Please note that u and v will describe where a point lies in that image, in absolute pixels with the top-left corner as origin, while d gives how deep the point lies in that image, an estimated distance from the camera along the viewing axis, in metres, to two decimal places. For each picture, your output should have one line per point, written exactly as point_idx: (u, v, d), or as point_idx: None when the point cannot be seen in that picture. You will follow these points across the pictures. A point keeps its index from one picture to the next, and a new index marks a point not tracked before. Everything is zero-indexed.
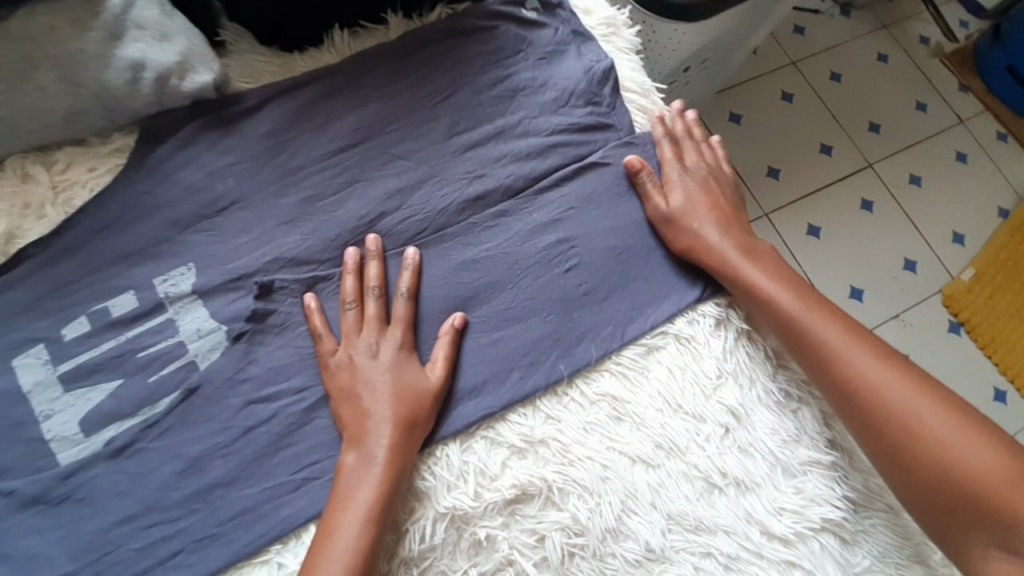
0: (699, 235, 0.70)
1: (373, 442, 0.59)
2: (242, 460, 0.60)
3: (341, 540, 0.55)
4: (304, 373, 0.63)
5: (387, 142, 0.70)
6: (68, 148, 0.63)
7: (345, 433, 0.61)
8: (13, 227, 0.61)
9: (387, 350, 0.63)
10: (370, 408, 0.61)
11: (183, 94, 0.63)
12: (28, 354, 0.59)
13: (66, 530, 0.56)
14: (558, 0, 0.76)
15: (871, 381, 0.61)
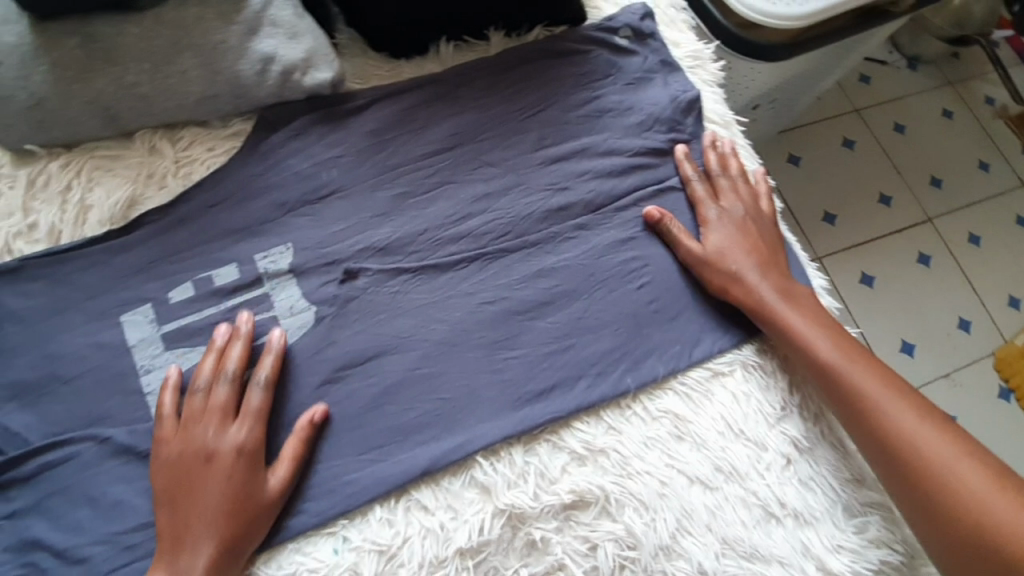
0: (769, 246, 0.73)
1: (190, 561, 0.54)
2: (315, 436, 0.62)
3: None
4: (379, 358, 0.65)
5: (479, 148, 0.73)
6: (192, 128, 0.68)
7: (162, 542, 0.55)
8: (137, 195, 0.66)
9: (210, 434, 0.58)
10: (207, 512, 0.56)
11: (303, 88, 0.68)
12: (137, 311, 0.63)
13: (149, 481, 0.58)
14: (650, 31, 0.79)
15: (914, 425, 0.62)
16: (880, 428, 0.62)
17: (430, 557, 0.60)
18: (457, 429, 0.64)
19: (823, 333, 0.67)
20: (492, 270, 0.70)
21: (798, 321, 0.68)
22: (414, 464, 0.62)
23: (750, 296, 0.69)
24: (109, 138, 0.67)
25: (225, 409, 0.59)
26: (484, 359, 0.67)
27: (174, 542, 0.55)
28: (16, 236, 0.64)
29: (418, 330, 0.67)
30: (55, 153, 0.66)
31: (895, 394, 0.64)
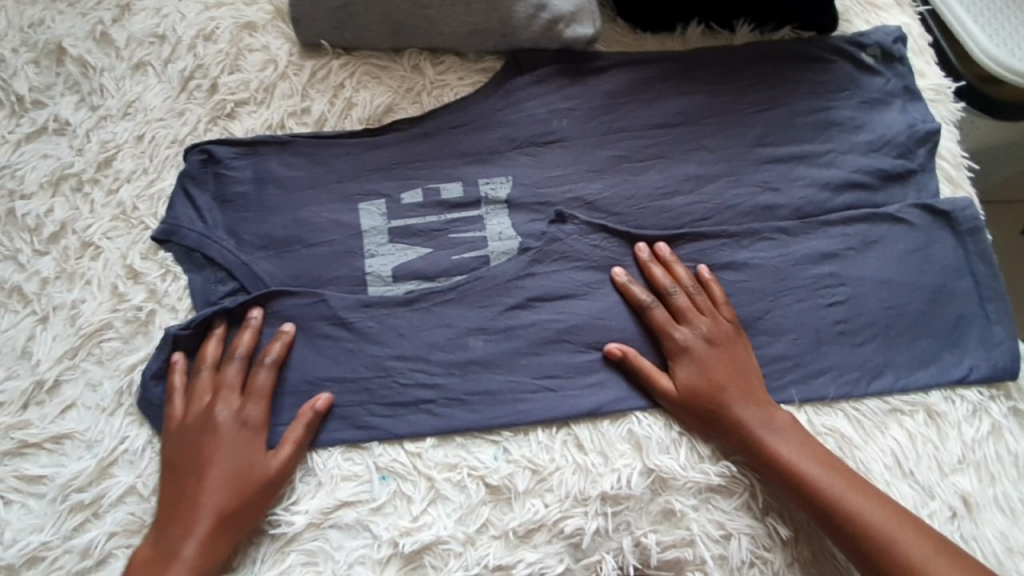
0: (744, 367, 0.66)
1: (182, 530, 0.57)
2: (495, 352, 0.66)
3: None
4: (568, 300, 0.69)
5: (700, 132, 0.75)
6: (451, 57, 0.76)
7: (161, 516, 0.59)
8: (394, 104, 0.74)
9: (211, 415, 0.61)
10: (208, 510, 0.58)
11: (561, 39, 0.73)
12: (373, 203, 0.71)
13: (352, 346, 0.65)
14: (900, 54, 0.78)
15: (892, 526, 0.59)
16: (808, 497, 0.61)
17: (575, 491, 0.63)
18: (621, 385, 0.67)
19: (836, 476, 0.61)
20: (685, 247, 0.72)
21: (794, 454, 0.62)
22: (579, 404, 0.65)
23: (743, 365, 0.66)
24: (383, 50, 0.75)
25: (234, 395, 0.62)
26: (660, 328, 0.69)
27: (169, 528, 0.58)
28: (291, 116, 0.74)
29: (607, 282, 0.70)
30: (336, 53, 0.75)
31: (804, 448, 0.63)
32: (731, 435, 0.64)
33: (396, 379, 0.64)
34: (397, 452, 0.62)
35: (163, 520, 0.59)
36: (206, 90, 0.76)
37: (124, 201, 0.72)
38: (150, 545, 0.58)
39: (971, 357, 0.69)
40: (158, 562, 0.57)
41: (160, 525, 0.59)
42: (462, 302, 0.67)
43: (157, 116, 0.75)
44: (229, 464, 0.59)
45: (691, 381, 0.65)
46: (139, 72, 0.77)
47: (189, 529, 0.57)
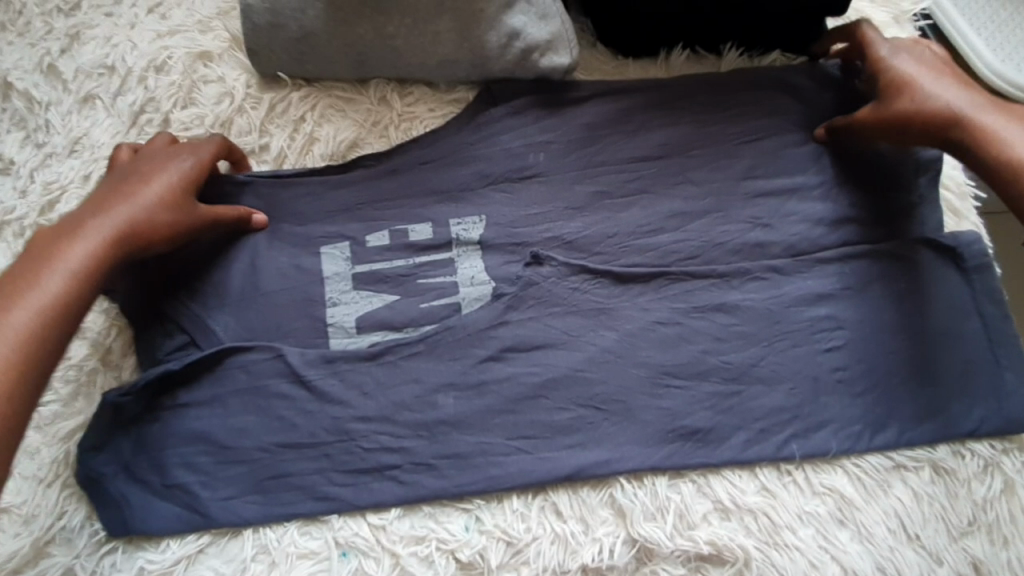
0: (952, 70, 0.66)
1: (30, 282, 0.53)
2: (466, 411, 0.61)
3: None
4: (546, 351, 0.64)
5: (687, 165, 0.70)
6: (421, 87, 0.71)
7: (40, 295, 0.52)
8: (360, 139, 0.69)
9: (118, 204, 0.58)
10: (86, 251, 0.55)
11: (537, 69, 0.69)
12: (335, 246, 0.66)
13: (309, 407, 0.60)
14: None
15: None
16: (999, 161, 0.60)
17: (554, 564, 0.58)
18: (604, 443, 0.62)
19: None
20: (673, 290, 0.66)
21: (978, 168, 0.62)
22: (558, 467, 0.60)
23: (1002, 150, 0.60)
24: (347, 81, 0.70)
25: (170, 177, 0.60)
26: (647, 380, 0.64)
27: (11, 282, 0.53)
28: (248, 152, 0.69)
29: (588, 330, 0.65)
30: (297, 85, 0.70)
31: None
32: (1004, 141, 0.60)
33: (357, 443, 0.59)
34: (358, 525, 0.57)
35: (33, 269, 0.54)
36: (158, 125, 0.71)
37: None
38: (16, 267, 0.54)
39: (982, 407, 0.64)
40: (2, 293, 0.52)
41: (40, 256, 0.55)
42: (431, 356, 0.62)
43: (106, 154, 0.70)
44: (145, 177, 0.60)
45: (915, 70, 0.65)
46: (87, 105, 0.72)
47: (29, 298, 0.52)
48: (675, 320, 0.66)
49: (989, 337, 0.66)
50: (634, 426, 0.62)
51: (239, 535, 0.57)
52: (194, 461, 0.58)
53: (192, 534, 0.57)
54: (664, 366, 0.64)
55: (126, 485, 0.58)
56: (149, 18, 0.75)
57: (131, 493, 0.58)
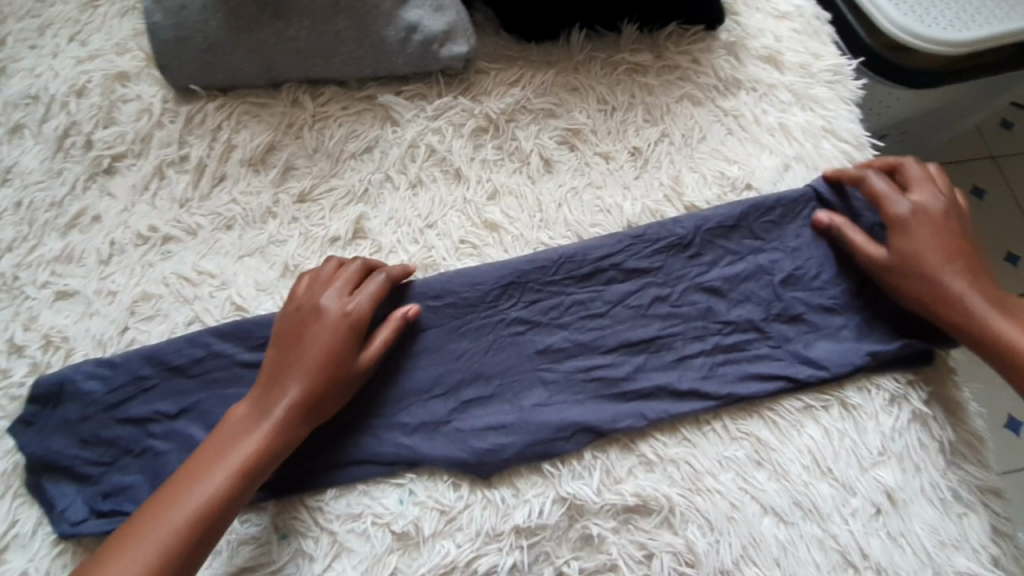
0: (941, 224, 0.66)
1: (247, 442, 0.57)
2: (395, 392, 0.65)
3: (162, 517, 0.53)
4: (465, 328, 0.67)
5: (592, 140, 0.73)
6: (332, 87, 0.73)
7: (229, 447, 0.57)
8: (275, 142, 0.72)
9: (288, 389, 0.59)
10: (215, 484, 0.55)
11: (439, 60, 0.71)
12: (260, 249, 0.69)
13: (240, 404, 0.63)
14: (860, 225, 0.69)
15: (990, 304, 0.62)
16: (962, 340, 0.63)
17: (487, 528, 0.61)
18: (525, 412, 0.65)
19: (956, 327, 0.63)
20: (583, 259, 0.69)
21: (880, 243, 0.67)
22: (481, 437, 0.63)
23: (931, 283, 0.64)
24: (260, 87, 0.73)
25: (316, 327, 0.62)
26: (560, 347, 0.67)
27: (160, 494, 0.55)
28: (170, 164, 0.72)
29: (505, 305, 0.68)
30: (212, 96, 0.73)
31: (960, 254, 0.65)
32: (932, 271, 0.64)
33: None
34: (296, 509, 0.60)
35: (229, 437, 0.58)
36: (83, 147, 0.73)
37: (4, 272, 0.69)
38: (164, 486, 0.56)
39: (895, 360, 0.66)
40: (144, 517, 0.54)
41: (196, 465, 0.57)
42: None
43: (35, 179, 0.73)
44: (318, 367, 0.60)
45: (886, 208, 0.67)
46: (13, 135, 0.75)
47: (173, 511, 0.54)
48: (586, 289, 0.69)
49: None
50: (553, 396, 0.65)
51: None
52: (130, 464, 0.60)
53: None
54: (578, 336, 0.67)
55: (69, 489, 0.60)
56: (70, 45, 0.77)
57: (74, 496, 0.60)
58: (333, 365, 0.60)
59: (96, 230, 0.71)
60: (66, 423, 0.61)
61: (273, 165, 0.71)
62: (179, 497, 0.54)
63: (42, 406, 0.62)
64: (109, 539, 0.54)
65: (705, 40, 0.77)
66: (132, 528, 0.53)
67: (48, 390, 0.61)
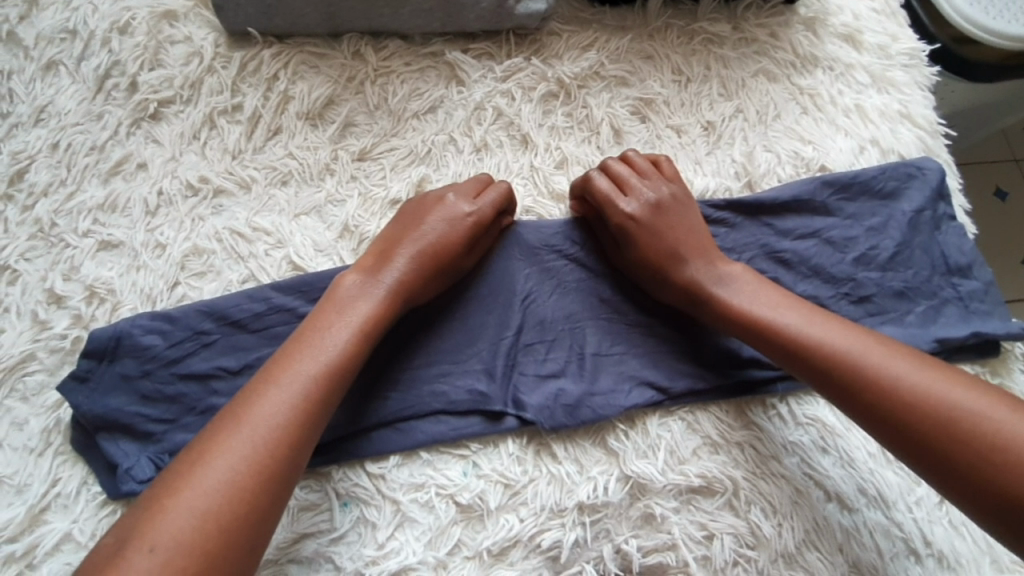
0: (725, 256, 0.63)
1: (353, 319, 0.56)
2: (464, 339, 0.63)
3: (285, 385, 0.52)
4: (532, 281, 0.65)
5: (665, 111, 0.70)
6: (395, 40, 0.70)
7: (334, 324, 0.56)
8: (335, 95, 0.68)
9: (397, 264, 0.60)
10: (332, 351, 0.54)
11: (513, 17, 0.68)
12: (319, 206, 0.66)
13: None
14: (929, 210, 0.70)
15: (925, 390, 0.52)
16: (870, 387, 0.53)
17: (551, 504, 0.60)
18: (589, 359, 0.63)
19: (898, 366, 0.54)
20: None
21: (762, 304, 0.60)
22: (546, 385, 0.62)
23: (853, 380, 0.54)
24: (319, 36, 0.69)
25: (433, 212, 0.63)
26: (626, 309, 0.65)
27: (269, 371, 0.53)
28: (222, 113, 0.68)
29: (569, 250, 0.66)
30: (269, 42, 0.69)
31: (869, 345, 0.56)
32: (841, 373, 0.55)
33: (359, 383, 0.61)
34: (358, 476, 0.58)
35: (337, 312, 0.57)
36: (125, 89, 0.69)
37: (40, 218, 0.65)
38: (274, 357, 0.54)
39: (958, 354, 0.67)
40: (262, 384, 0.52)
41: (305, 339, 0.55)
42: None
43: (73, 121, 0.68)
44: (438, 241, 0.61)
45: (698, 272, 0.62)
46: (49, 72, 0.70)
47: (293, 375, 0.52)
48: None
49: (950, 268, 0.69)
50: (618, 348, 0.64)
51: None
52: (192, 424, 0.58)
53: None
54: (643, 297, 0.66)
55: (123, 449, 0.57)
56: None
57: (129, 455, 0.57)
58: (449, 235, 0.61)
59: (141, 178, 0.67)
60: (122, 379, 0.58)
61: (332, 121, 0.68)
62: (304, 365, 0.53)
63: (91, 360, 0.58)
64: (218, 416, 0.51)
65: (784, 14, 0.74)
66: (248, 399, 0.51)
67: (97, 344, 0.58)
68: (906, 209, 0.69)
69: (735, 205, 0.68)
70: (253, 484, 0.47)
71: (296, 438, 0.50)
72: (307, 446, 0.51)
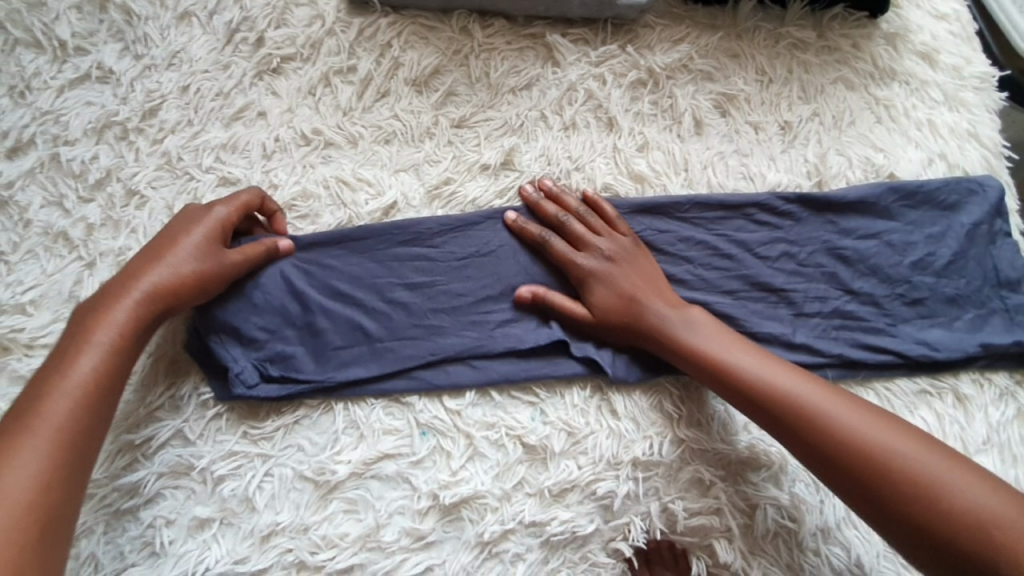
0: (650, 276, 0.66)
1: (103, 340, 0.57)
2: (535, 294, 0.67)
3: (51, 414, 0.53)
4: None
5: (745, 108, 0.75)
6: (501, 20, 0.75)
7: (85, 343, 0.56)
8: (441, 66, 0.74)
9: (147, 278, 0.59)
10: (88, 372, 0.55)
11: (614, 7, 0.73)
12: (418, 164, 0.72)
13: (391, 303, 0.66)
14: (989, 225, 0.73)
15: (853, 420, 0.57)
16: (835, 438, 0.57)
17: (609, 455, 0.64)
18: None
19: (827, 398, 0.59)
20: (718, 206, 0.71)
21: (705, 334, 0.63)
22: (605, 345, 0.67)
23: (790, 412, 0.59)
24: (431, 10, 0.75)
25: (206, 235, 0.61)
26: (689, 285, 0.70)
27: (45, 378, 0.55)
28: (337, 72, 0.74)
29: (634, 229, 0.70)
30: (386, 12, 0.75)
31: (798, 378, 0.61)
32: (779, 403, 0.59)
33: (439, 319, 0.66)
34: (437, 410, 0.64)
35: (85, 330, 0.57)
36: (252, 43, 0.76)
37: (169, 151, 0.73)
38: (31, 390, 0.55)
39: (1005, 362, 0.70)
40: (32, 411, 0.53)
41: (61, 352, 0.56)
42: (504, 250, 0.68)
43: (202, 68, 0.75)
44: (172, 249, 0.61)
45: (623, 292, 0.65)
46: (183, 22, 0.77)
47: (53, 402, 0.53)
48: (716, 231, 0.71)
49: (1002, 281, 0.72)
50: None
51: (331, 410, 0.63)
52: (292, 336, 0.64)
53: (290, 403, 0.63)
54: (703, 273, 0.70)
55: (239, 354, 0.63)
56: None
57: (245, 360, 0.63)
58: (265, 237, 0.66)
59: (261, 125, 0.73)
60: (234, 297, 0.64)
61: (436, 88, 0.74)
62: (63, 386, 0.54)
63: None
64: (4, 424, 0.53)
65: (866, 27, 0.78)
66: (22, 422, 0.52)
67: None
68: (967, 220, 0.73)
69: (805, 199, 0.72)
70: (35, 530, 0.49)
71: (71, 482, 0.52)
72: (79, 484, 0.53)
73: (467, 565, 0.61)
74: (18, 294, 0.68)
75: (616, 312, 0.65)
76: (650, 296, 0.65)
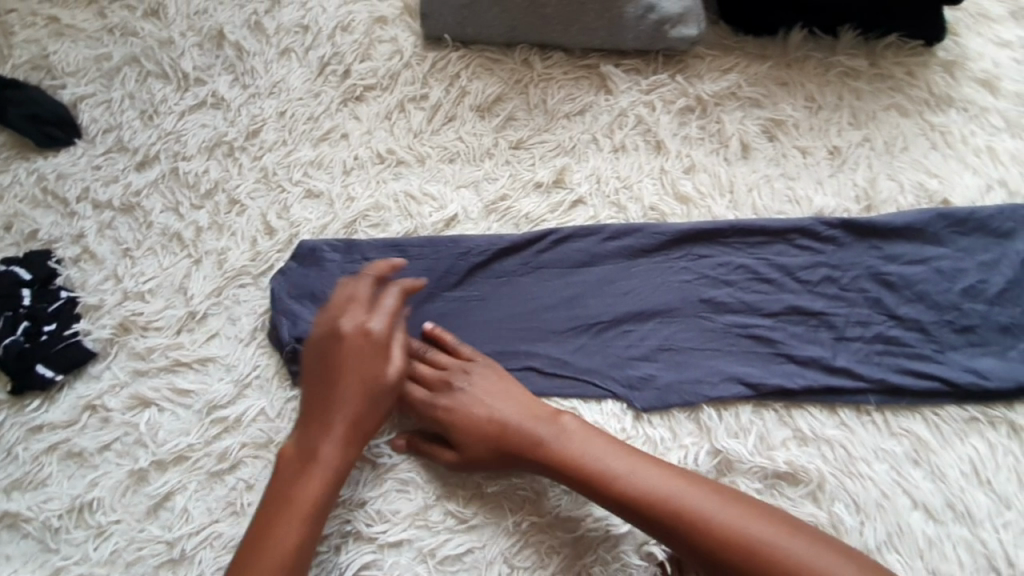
0: (517, 397, 0.66)
1: (331, 438, 0.63)
2: (574, 310, 0.72)
3: (292, 514, 0.60)
4: (644, 270, 0.73)
5: (793, 133, 0.77)
6: (559, 52, 0.82)
7: (316, 440, 0.63)
8: (504, 94, 0.82)
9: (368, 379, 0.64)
10: (325, 467, 0.62)
11: (667, 39, 0.79)
12: (476, 184, 0.79)
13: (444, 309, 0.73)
14: None
15: (735, 515, 0.57)
16: (716, 536, 0.56)
17: None
18: (675, 351, 0.70)
19: (703, 490, 0.59)
20: (759, 231, 0.73)
21: (583, 440, 0.63)
22: (633, 366, 0.70)
23: (677, 512, 0.58)
24: (497, 45, 0.83)
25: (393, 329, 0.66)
26: (726, 303, 0.72)
27: (288, 479, 0.62)
28: (411, 100, 0.83)
29: (673, 251, 0.74)
30: (457, 46, 0.84)
31: (668, 473, 0.60)
32: (654, 503, 0.58)
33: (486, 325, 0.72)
34: None
35: (320, 423, 0.63)
36: (340, 75, 0.86)
37: (266, 167, 0.84)
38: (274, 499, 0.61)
39: None
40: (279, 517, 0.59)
41: (298, 455, 0.63)
42: (547, 264, 0.74)
43: (297, 96, 0.87)
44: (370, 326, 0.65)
45: (487, 420, 0.65)
46: (284, 57, 0.89)
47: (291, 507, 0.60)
48: (758, 256, 0.73)
49: None
50: (715, 340, 0.71)
51: None
52: None
53: None
54: (743, 291, 0.72)
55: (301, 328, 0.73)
56: None
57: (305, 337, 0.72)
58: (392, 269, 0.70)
59: (343, 145, 0.83)
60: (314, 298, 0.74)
61: (497, 114, 0.81)
62: (301, 488, 0.61)
63: (294, 263, 0.76)
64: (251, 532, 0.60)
65: (922, 56, 0.79)
66: (271, 519, 0.59)
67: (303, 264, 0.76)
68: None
69: (849, 222, 0.73)
70: None
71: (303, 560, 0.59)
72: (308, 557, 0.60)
73: (505, 550, 0.65)
74: (139, 283, 0.80)
75: (486, 441, 0.64)
76: (522, 419, 0.64)
